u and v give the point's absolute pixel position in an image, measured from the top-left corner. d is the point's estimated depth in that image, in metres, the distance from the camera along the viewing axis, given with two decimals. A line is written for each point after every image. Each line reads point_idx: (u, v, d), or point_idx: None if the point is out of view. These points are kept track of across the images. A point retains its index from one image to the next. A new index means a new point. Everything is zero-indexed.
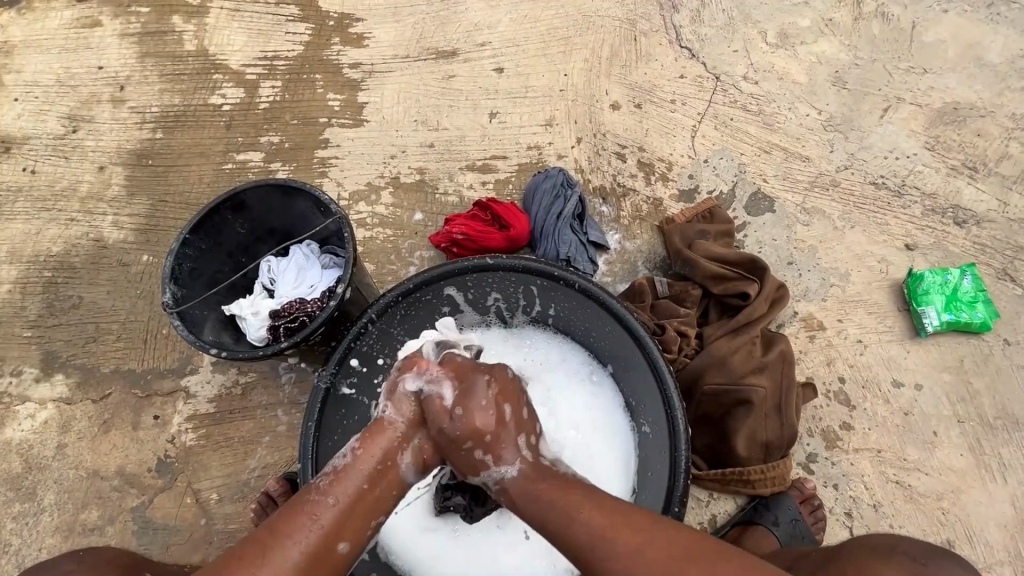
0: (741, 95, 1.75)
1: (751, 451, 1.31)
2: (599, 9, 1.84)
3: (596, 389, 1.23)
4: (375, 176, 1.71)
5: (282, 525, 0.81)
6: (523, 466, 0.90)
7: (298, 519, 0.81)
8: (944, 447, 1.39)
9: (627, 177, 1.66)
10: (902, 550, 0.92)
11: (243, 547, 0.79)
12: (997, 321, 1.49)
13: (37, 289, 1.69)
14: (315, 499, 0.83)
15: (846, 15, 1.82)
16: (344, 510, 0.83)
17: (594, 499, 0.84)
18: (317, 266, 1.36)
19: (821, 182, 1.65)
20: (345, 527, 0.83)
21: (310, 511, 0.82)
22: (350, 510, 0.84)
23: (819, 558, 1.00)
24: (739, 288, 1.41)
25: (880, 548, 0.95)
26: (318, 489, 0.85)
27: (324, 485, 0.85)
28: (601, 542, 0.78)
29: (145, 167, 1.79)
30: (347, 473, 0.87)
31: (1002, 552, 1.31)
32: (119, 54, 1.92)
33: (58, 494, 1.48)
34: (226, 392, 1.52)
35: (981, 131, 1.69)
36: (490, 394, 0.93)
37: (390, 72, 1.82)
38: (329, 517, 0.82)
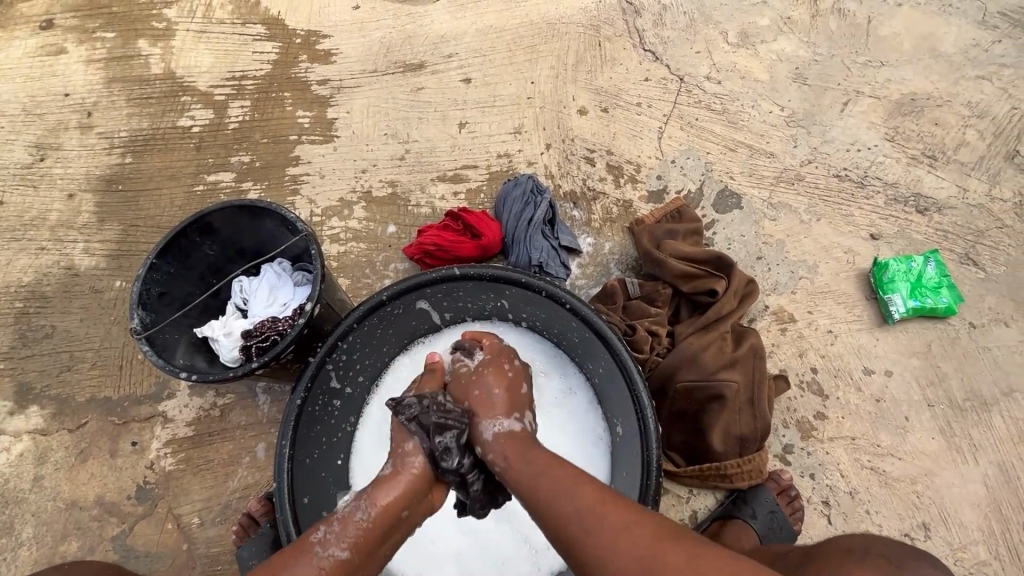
0: (704, 95, 1.78)
1: (727, 445, 1.32)
2: (562, 16, 1.87)
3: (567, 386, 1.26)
4: (347, 191, 1.72)
5: (287, 569, 0.80)
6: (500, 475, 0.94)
7: (303, 564, 0.80)
8: (917, 431, 1.41)
9: (596, 181, 1.68)
10: (879, 553, 0.94)
11: None
12: (962, 305, 1.52)
13: (9, 321, 1.67)
14: (322, 555, 0.82)
15: (804, 13, 1.86)
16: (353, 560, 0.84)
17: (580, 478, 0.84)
18: (288, 284, 1.37)
19: (786, 177, 1.68)
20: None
21: (319, 564, 0.81)
22: (359, 558, 0.84)
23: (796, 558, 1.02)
24: (707, 285, 1.43)
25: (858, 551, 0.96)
26: (323, 540, 0.84)
27: (329, 536, 0.84)
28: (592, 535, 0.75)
29: (115, 193, 1.79)
30: (354, 518, 0.87)
31: (976, 532, 1.33)
32: (85, 80, 1.91)
33: (36, 527, 1.47)
34: (204, 415, 1.51)
35: (938, 120, 1.73)
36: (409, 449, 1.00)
37: (359, 87, 1.83)
38: (338, 566, 0.82)
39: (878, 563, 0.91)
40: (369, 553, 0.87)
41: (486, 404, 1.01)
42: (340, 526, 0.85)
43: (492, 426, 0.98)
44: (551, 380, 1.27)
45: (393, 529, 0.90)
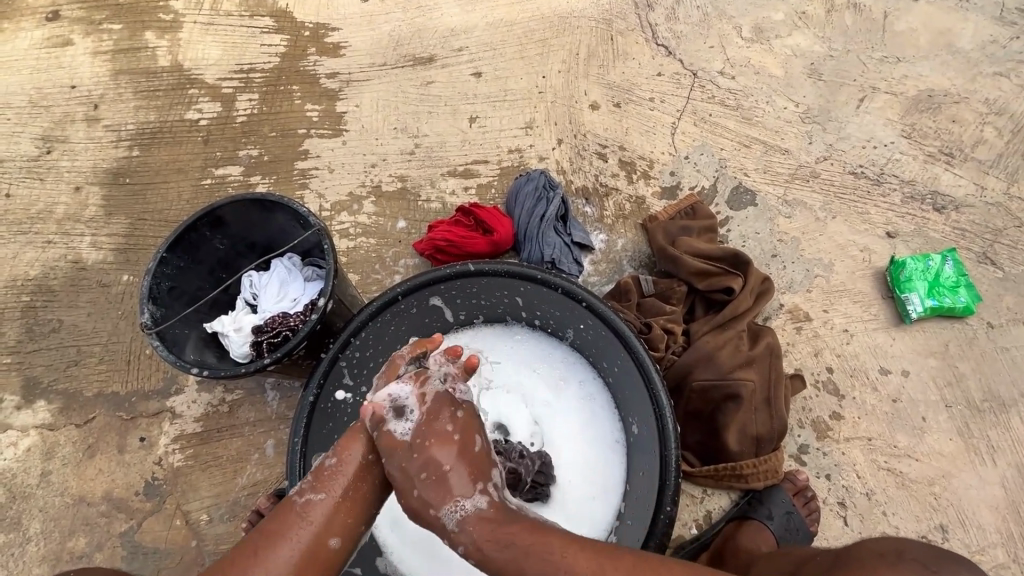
0: (718, 91, 1.76)
1: (743, 445, 1.30)
2: (574, 10, 1.85)
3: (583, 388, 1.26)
4: (356, 186, 1.70)
5: (269, 526, 0.86)
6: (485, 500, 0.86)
7: (287, 521, 0.87)
8: (934, 432, 1.39)
9: (609, 177, 1.66)
10: (911, 556, 0.89)
11: (233, 553, 0.84)
12: (979, 304, 1.50)
13: (16, 314, 1.66)
14: (300, 504, 0.88)
15: (819, 8, 1.84)
16: (330, 510, 0.88)
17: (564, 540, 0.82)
18: (299, 279, 1.35)
19: (801, 174, 1.66)
20: (338, 525, 0.88)
21: (299, 514, 0.87)
22: (337, 511, 0.88)
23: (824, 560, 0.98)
24: (723, 283, 1.41)
25: (889, 553, 0.91)
26: (302, 493, 0.89)
27: (306, 489, 0.90)
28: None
29: (122, 186, 1.77)
30: (324, 467, 0.92)
31: (994, 534, 1.32)
32: (92, 72, 1.89)
33: (44, 522, 1.46)
34: (213, 411, 1.50)
35: (956, 117, 1.71)
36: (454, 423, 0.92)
37: (368, 81, 1.81)
38: (317, 519, 0.87)
39: (913, 567, 0.86)
40: (347, 499, 0.90)
41: (438, 484, 0.87)
42: (314, 475, 0.91)
43: (456, 511, 0.85)
44: (569, 385, 1.27)
45: (363, 479, 0.92)
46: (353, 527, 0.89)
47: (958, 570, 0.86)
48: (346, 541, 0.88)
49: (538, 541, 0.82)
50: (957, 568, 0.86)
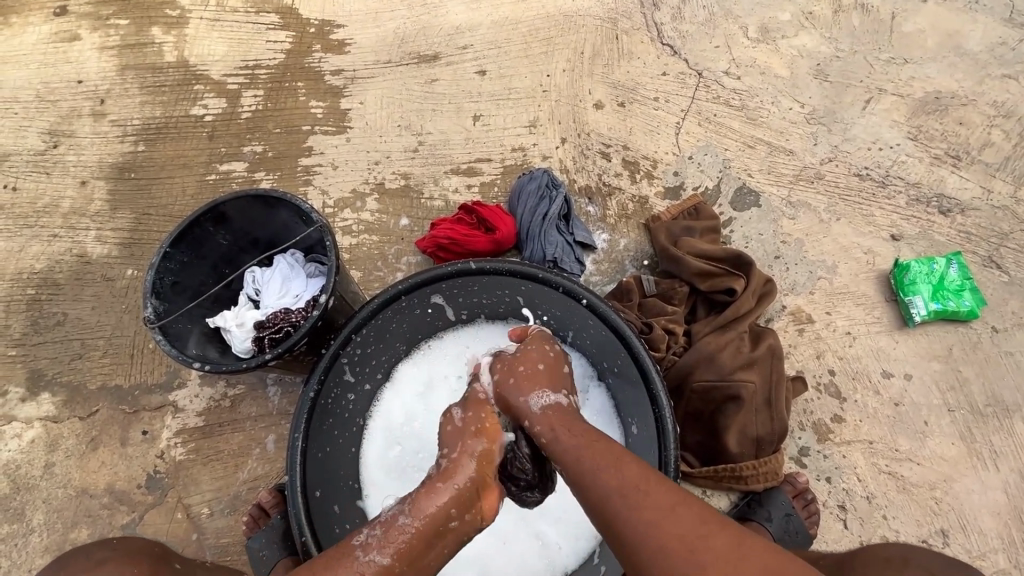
0: (723, 91, 1.75)
1: (743, 446, 1.30)
2: (579, 9, 1.84)
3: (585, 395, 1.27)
4: (360, 183, 1.70)
5: (326, 570, 0.82)
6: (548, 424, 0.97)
7: (342, 569, 0.83)
8: (936, 436, 1.39)
9: (612, 176, 1.66)
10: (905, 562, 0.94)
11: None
12: (984, 308, 1.49)
13: (21, 307, 1.67)
14: (363, 560, 0.84)
15: (826, 8, 1.83)
16: (390, 569, 0.84)
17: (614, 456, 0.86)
18: (301, 275, 1.35)
19: (806, 175, 1.65)
20: None
21: (359, 572, 0.83)
22: (396, 567, 0.85)
23: None
24: (725, 284, 1.41)
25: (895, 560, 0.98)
26: (366, 549, 0.85)
27: (370, 544, 0.85)
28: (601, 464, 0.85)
29: (128, 181, 1.78)
30: (396, 525, 0.87)
31: (995, 539, 1.31)
32: (99, 67, 1.90)
33: (47, 514, 1.47)
34: (215, 405, 1.51)
35: (963, 119, 1.70)
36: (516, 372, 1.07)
37: (372, 78, 1.81)
38: (373, 575, 0.83)
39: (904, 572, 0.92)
40: (411, 565, 0.87)
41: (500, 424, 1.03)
42: (382, 532, 0.86)
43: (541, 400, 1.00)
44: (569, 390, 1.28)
45: (439, 538, 0.89)
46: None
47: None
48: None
49: (580, 443, 0.90)
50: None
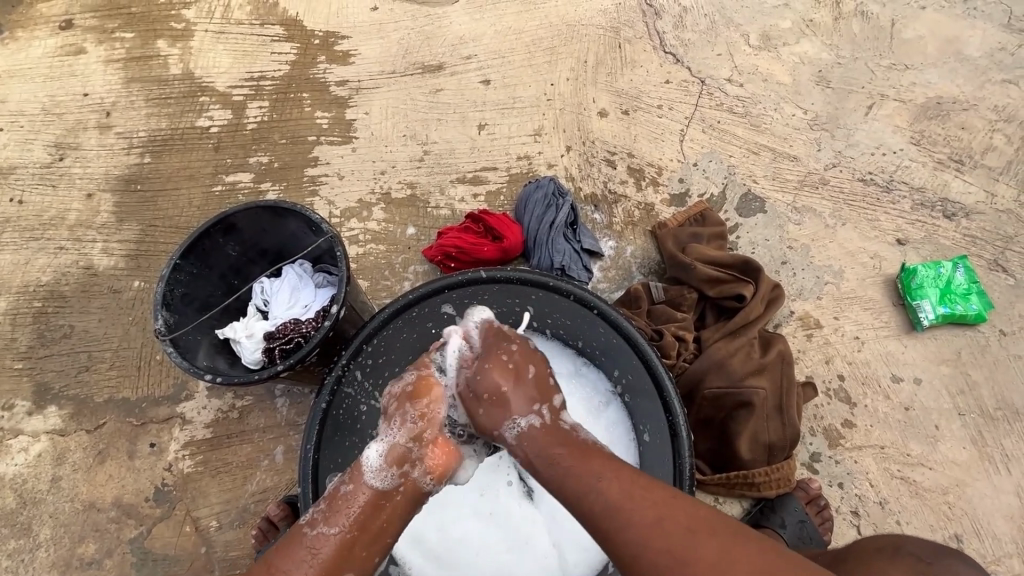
0: (726, 98, 1.76)
1: (755, 453, 1.29)
2: (582, 18, 1.86)
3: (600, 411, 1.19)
4: (366, 193, 1.71)
5: (281, 557, 0.84)
6: (540, 425, 0.92)
7: (297, 551, 0.85)
8: (947, 441, 1.39)
9: (618, 184, 1.66)
10: (909, 552, 0.93)
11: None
12: (991, 312, 1.49)
13: (27, 320, 1.67)
14: (311, 535, 0.86)
15: (827, 16, 1.84)
16: (342, 541, 0.86)
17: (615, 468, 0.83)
18: (310, 285, 1.35)
19: (810, 181, 1.66)
20: (349, 556, 0.86)
21: (310, 547, 0.85)
22: (349, 541, 0.86)
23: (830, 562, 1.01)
24: (734, 290, 1.41)
25: (887, 550, 0.96)
26: (313, 523, 0.87)
27: (319, 519, 0.88)
28: (619, 516, 0.77)
29: (134, 193, 1.78)
30: (339, 495, 0.90)
31: (1010, 544, 1.30)
32: (105, 80, 1.91)
33: (54, 529, 1.46)
34: (223, 417, 1.50)
35: (965, 124, 1.71)
36: (514, 358, 0.99)
37: (377, 89, 1.82)
38: (329, 548, 0.85)
39: (909, 562, 0.90)
40: (364, 531, 0.87)
41: (498, 408, 0.94)
42: (327, 505, 0.89)
43: (514, 427, 0.92)
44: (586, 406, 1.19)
45: (381, 505, 0.90)
46: (368, 559, 0.89)
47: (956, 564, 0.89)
48: (359, 572, 0.88)
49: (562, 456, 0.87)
50: (954, 564, 0.90)
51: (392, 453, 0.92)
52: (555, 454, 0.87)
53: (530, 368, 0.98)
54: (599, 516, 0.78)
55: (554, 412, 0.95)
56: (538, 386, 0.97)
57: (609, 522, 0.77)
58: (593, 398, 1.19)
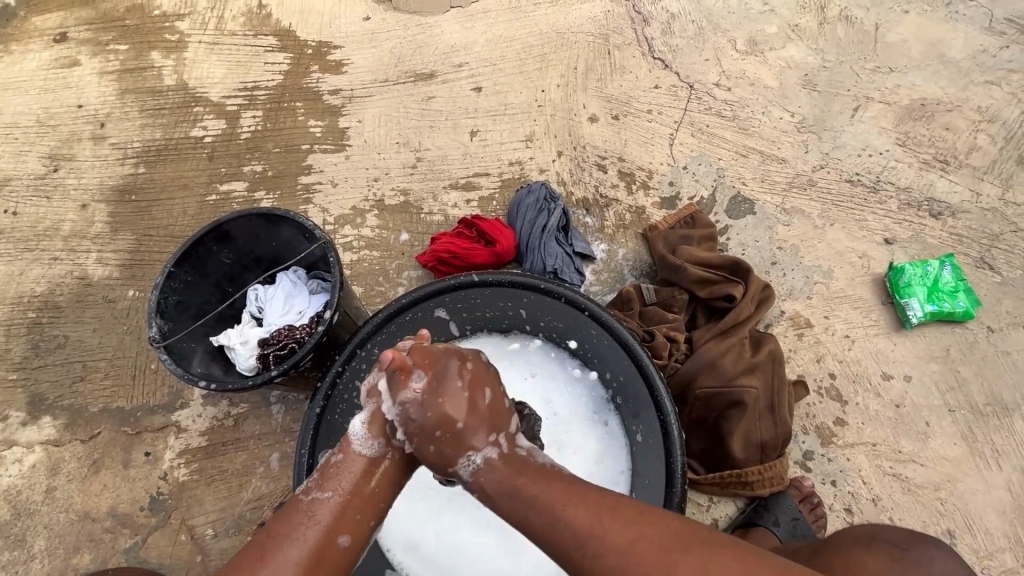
0: (714, 102, 1.79)
1: (748, 452, 1.30)
2: (571, 26, 1.88)
3: (599, 426, 1.22)
4: (360, 200, 1.72)
5: (277, 526, 0.81)
6: (498, 455, 0.87)
7: (293, 519, 0.81)
8: (938, 437, 1.40)
9: (609, 188, 1.68)
10: (885, 539, 0.99)
11: (242, 554, 0.78)
12: (979, 309, 1.51)
13: (21, 331, 1.67)
14: (307, 502, 0.83)
15: (812, 21, 1.88)
16: (340, 504, 0.83)
17: (575, 493, 0.80)
18: (304, 292, 1.36)
19: (798, 182, 1.68)
20: (346, 520, 0.82)
21: (306, 512, 0.82)
22: (347, 503, 0.83)
23: (807, 552, 1.04)
24: (724, 290, 1.43)
25: (864, 537, 1.00)
26: (308, 492, 0.84)
27: (313, 487, 0.85)
28: (591, 541, 0.75)
29: (128, 204, 1.79)
30: (332, 462, 0.88)
31: (1002, 539, 1.31)
32: (99, 92, 1.93)
33: (48, 539, 1.45)
34: (218, 424, 1.50)
35: (949, 125, 1.74)
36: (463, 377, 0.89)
37: (370, 97, 1.84)
38: (326, 513, 0.82)
39: (886, 548, 0.96)
40: (358, 494, 0.85)
41: (455, 440, 0.86)
42: (320, 473, 0.87)
43: (469, 464, 0.86)
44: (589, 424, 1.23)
45: (376, 468, 0.88)
46: (363, 523, 0.84)
47: (930, 549, 0.95)
48: (356, 539, 0.83)
49: (540, 485, 0.82)
50: (927, 549, 0.96)
51: (376, 421, 0.88)
52: (514, 485, 0.84)
53: (485, 388, 0.90)
54: (575, 555, 0.75)
55: (511, 439, 0.90)
56: (495, 410, 0.90)
57: (585, 561, 0.74)
58: (587, 411, 1.24)
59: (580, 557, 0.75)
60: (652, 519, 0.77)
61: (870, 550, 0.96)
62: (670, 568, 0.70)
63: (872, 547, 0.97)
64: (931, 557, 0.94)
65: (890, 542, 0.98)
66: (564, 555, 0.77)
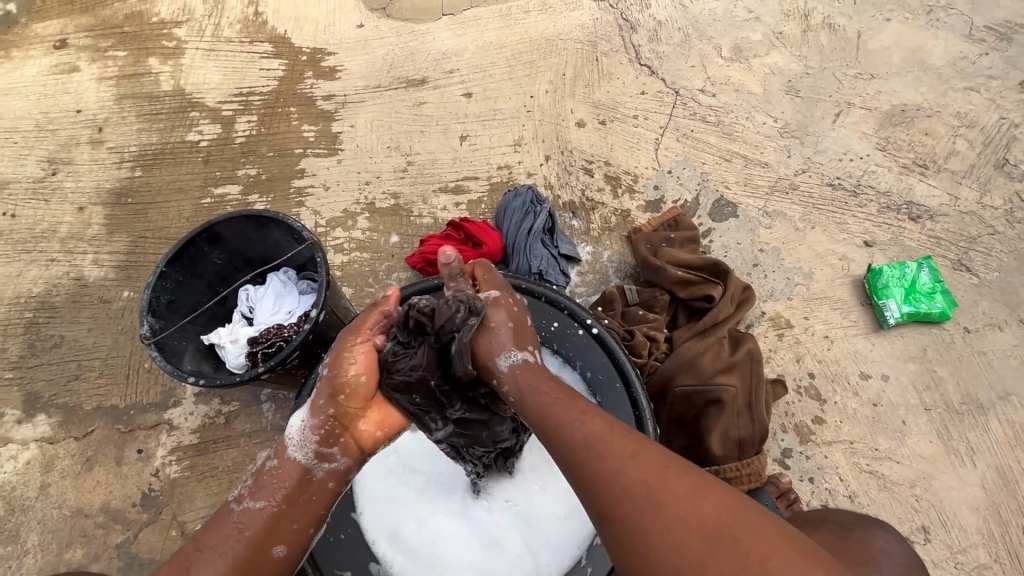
0: (699, 108, 1.82)
1: (726, 448, 1.32)
2: (559, 33, 1.93)
3: None
4: (351, 203, 1.76)
5: (205, 534, 0.84)
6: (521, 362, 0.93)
7: (221, 528, 0.85)
8: (914, 435, 1.42)
9: (595, 191, 1.72)
10: (833, 521, 1.13)
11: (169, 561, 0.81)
12: (956, 310, 1.54)
13: (18, 331, 1.70)
14: (239, 510, 0.87)
15: (795, 28, 1.92)
16: (272, 514, 0.87)
17: (595, 410, 0.84)
18: (294, 292, 1.39)
19: (781, 186, 1.72)
20: (279, 528, 0.87)
21: (236, 522, 0.86)
22: (279, 513, 0.88)
23: None
24: (704, 291, 1.46)
25: (816, 520, 1.15)
26: (240, 499, 0.88)
27: (246, 495, 0.89)
28: (595, 447, 0.78)
29: (125, 206, 1.83)
30: (266, 469, 0.91)
31: (976, 535, 1.34)
32: (97, 97, 1.97)
33: (42, 535, 1.48)
34: (210, 422, 1.53)
35: (928, 130, 1.77)
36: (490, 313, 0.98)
37: (362, 103, 1.88)
38: (256, 525, 0.86)
39: (833, 528, 1.10)
40: (292, 502, 0.90)
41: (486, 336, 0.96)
42: (254, 481, 0.90)
43: (509, 356, 0.94)
44: None
45: (310, 478, 0.92)
46: (297, 532, 0.89)
47: (875, 529, 1.09)
48: (291, 546, 0.89)
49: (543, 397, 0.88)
50: (872, 529, 1.09)
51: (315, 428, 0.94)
52: (537, 387, 0.89)
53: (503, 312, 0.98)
54: (578, 459, 0.78)
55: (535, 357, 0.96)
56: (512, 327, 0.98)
57: (584, 461, 0.78)
58: None
59: (586, 459, 0.77)
60: (651, 453, 0.77)
61: (821, 529, 1.10)
62: (659, 501, 0.70)
63: (823, 526, 1.11)
64: (875, 535, 1.08)
65: (837, 522, 1.12)
66: (567, 456, 0.80)
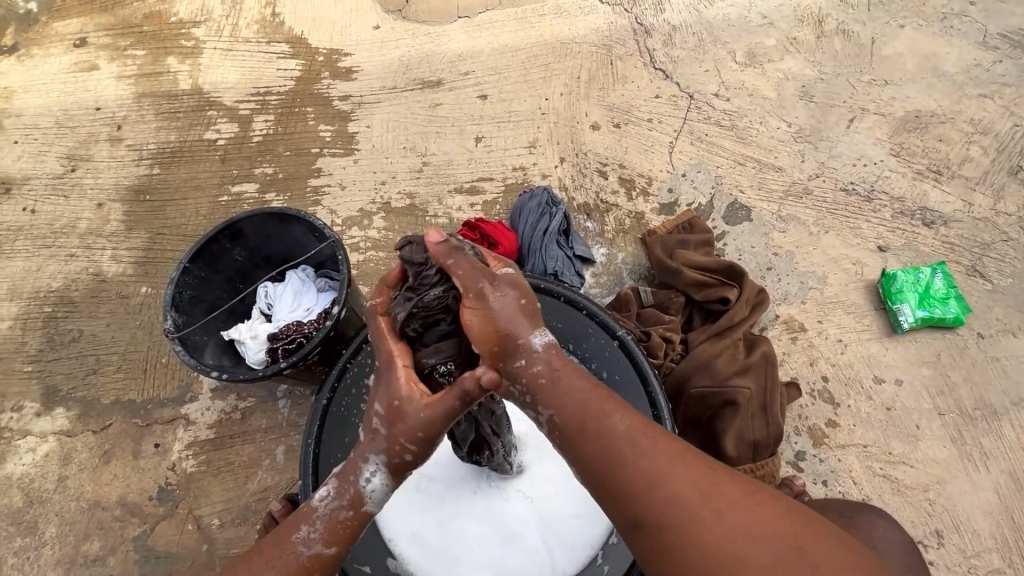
0: (713, 112, 1.84)
1: (741, 450, 1.33)
2: (574, 37, 1.94)
3: None
4: (367, 203, 1.77)
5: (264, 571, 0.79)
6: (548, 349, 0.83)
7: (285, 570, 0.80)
8: (928, 439, 1.43)
9: (609, 194, 1.73)
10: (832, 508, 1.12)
11: None
12: (969, 315, 1.55)
13: (37, 325, 1.72)
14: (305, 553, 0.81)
15: (809, 34, 1.93)
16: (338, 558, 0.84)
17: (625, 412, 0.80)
18: (312, 290, 1.41)
19: (794, 190, 1.72)
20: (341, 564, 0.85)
21: (304, 565, 0.81)
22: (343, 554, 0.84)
23: None
24: (719, 293, 1.47)
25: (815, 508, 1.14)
26: (306, 542, 0.81)
27: (312, 539, 0.81)
28: (630, 456, 0.75)
29: (143, 203, 1.85)
30: (338, 518, 0.82)
31: (989, 540, 1.34)
32: (116, 95, 1.99)
33: (59, 527, 1.49)
34: (226, 417, 1.55)
35: (942, 136, 1.78)
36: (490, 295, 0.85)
37: (379, 103, 1.90)
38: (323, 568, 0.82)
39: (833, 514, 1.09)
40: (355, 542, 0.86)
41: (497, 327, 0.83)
42: (324, 526, 0.82)
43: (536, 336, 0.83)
44: None
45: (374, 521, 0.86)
46: None
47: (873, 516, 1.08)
48: None
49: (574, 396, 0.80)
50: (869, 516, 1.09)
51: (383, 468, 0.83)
52: (566, 385, 0.81)
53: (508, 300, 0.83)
54: (608, 464, 0.75)
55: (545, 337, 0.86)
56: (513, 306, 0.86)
57: (618, 472, 0.74)
58: None
59: (617, 466, 0.75)
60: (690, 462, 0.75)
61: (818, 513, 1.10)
62: (702, 517, 0.69)
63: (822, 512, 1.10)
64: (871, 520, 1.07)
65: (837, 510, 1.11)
66: (597, 463, 0.76)
